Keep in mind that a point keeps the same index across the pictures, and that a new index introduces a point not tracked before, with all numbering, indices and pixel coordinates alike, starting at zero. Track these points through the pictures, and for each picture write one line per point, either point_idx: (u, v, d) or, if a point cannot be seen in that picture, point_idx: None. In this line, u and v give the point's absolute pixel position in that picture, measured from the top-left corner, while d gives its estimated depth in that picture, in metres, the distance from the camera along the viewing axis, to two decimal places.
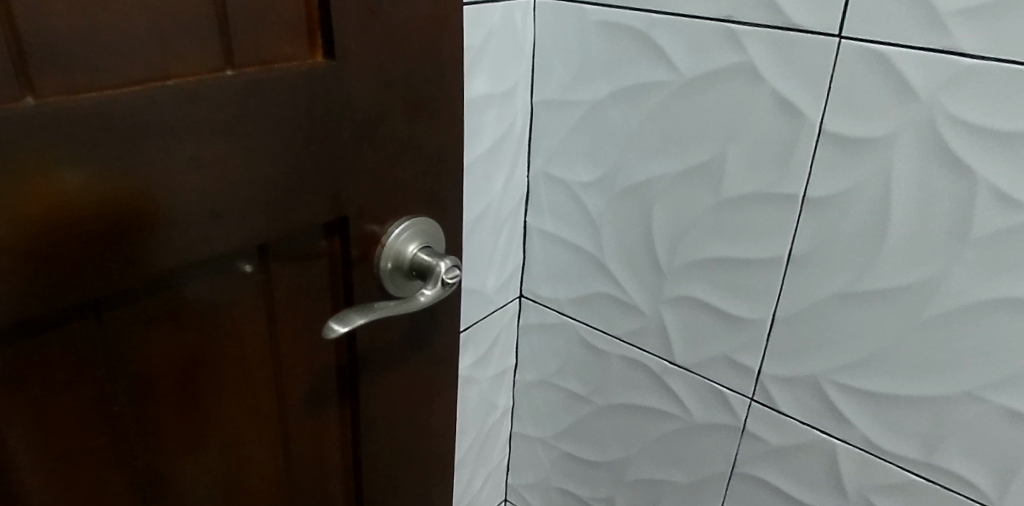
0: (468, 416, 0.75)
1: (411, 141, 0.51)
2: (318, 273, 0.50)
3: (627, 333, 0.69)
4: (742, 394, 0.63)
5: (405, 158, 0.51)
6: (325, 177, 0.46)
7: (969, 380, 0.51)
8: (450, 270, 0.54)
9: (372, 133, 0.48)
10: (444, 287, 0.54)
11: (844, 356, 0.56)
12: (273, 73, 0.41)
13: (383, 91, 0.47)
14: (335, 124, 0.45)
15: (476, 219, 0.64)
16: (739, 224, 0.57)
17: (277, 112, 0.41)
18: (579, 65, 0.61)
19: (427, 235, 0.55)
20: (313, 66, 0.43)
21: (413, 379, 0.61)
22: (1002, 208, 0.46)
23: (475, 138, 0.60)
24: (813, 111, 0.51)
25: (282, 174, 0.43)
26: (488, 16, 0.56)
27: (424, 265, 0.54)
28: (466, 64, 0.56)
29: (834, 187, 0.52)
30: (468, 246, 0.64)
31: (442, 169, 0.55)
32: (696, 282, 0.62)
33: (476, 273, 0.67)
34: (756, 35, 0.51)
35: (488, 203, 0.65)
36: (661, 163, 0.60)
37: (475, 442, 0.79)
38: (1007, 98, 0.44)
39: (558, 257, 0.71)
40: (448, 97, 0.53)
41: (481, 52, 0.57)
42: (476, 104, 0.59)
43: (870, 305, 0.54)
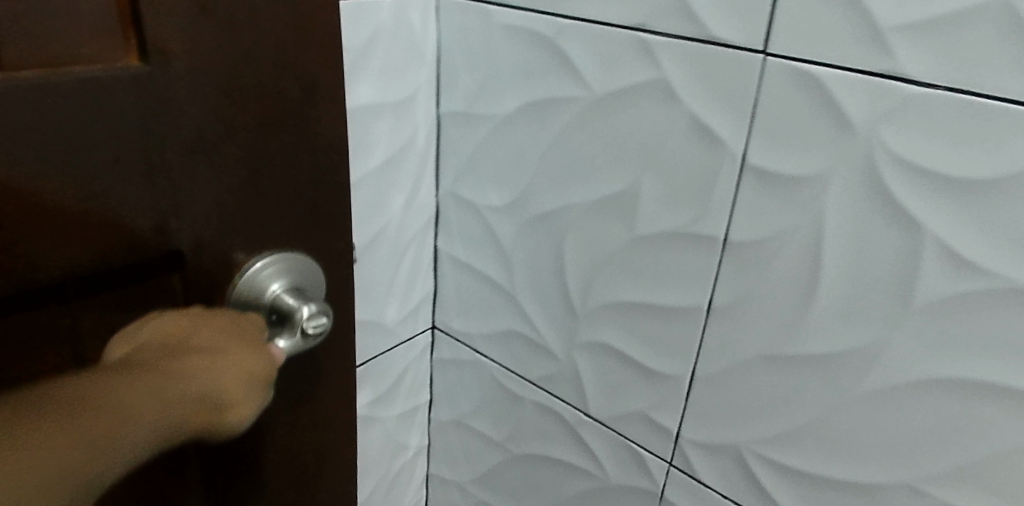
0: (370, 458, 0.68)
1: (288, 169, 0.36)
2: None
3: (541, 378, 0.61)
4: (660, 456, 0.55)
5: (282, 193, 0.36)
6: (157, 227, 0.31)
7: (911, 471, 0.42)
8: (313, 321, 0.37)
9: (227, 162, 0.32)
10: (307, 341, 0.38)
11: (770, 427, 0.47)
12: (46, 82, 0.25)
13: (239, 100, 0.32)
14: (165, 151, 0.30)
15: (367, 244, 0.56)
16: (653, 266, 0.49)
17: (61, 131, 0.26)
18: (483, 74, 0.53)
19: (299, 275, 0.38)
20: (124, 70, 0.27)
21: (310, 461, 0.46)
22: (955, 271, 0.37)
23: (363, 153, 0.52)
24: (734, 140, 0.42)
25: (80, 228, 0.28)
26: (374, 12, 0.48)
27: (280, 316, 0.37)
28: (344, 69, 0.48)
29: (759, 231, 0.43)
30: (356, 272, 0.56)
31: (336, 201, 0.40)
32: (611, 328, 0.54)
33: (371, 304, 0.59)
34: (670, 48, 0.43)
35: (383, 226, 0.57)
36: (573, 190, 0.52)
37: (381, 486, 0.71)
38: (962, 133, 0.35)
39: (471, 287, 0.63)
40: (341, 108, 0.38)
41: (366, 55, 0.49)
42: (361, 114, 0.51)
43: (796, 374, 0.45)
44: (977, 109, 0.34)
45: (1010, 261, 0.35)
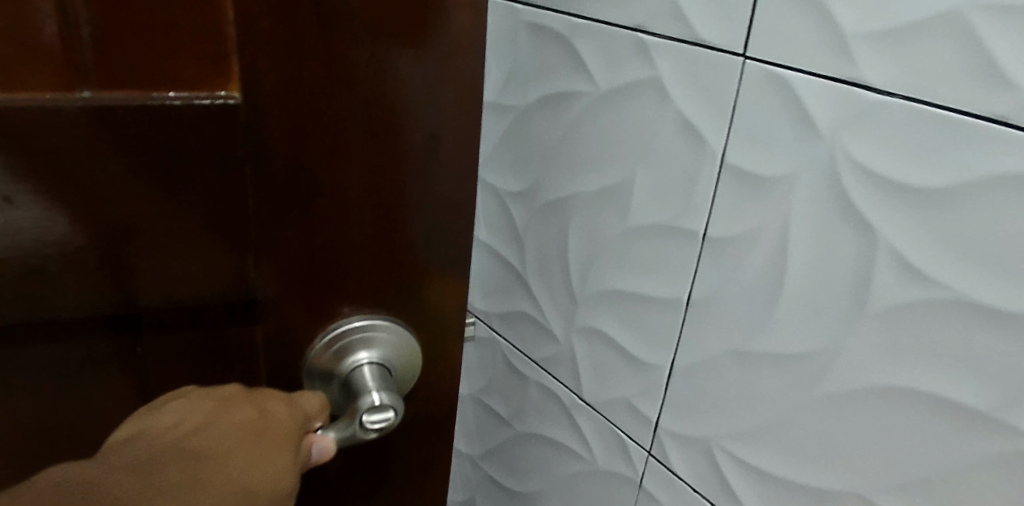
0: None
1: (368, 214, 0.37)
2: (231, 354, 0.37)
3: (544, 359, 0.65)
4: (640, 445, 0.57)
5: (362, 238, 0.37)
6: (225, 257, 0.33)
7: (859, 479, 0.42)
8: (376, 414, 0.39)
9: (309, 197, 0.35)
10: (362, 430, 0.39)
11: (736, 423, 0.48)
12: (145, 104, 0.28)
13: (332, 143, 0.34)
14: (248, 183, 0.32)
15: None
16: (640, 257, 0.52)
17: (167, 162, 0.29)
18: (512, 68, 0.59)
19: (386, 353, 0.41)
20: (220, 102, 0.30)
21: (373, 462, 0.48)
22: (905, 278, 0.37)
23: None
24: (714, 138, 0.44)
25: (162, 246, 0.31)
26: None
27: (357, 389, 0.40)
28: None
29: (732, 229, 0.45)
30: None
31: (430, 254, 0.40)
32: (604, 315, 0.57)
33: None
34: (663, 48, 0.45)
35: None
36: (578, 180, 0.55)
37: None
38: (923, 146, 0.35)
39: (492, 269, 0.68)
40: (445, 165, 0.38)
41: None
42: None
43: (759, 372, 0.46)
44: (935, 124, 0.34)
45: (958, 273, 0.35)
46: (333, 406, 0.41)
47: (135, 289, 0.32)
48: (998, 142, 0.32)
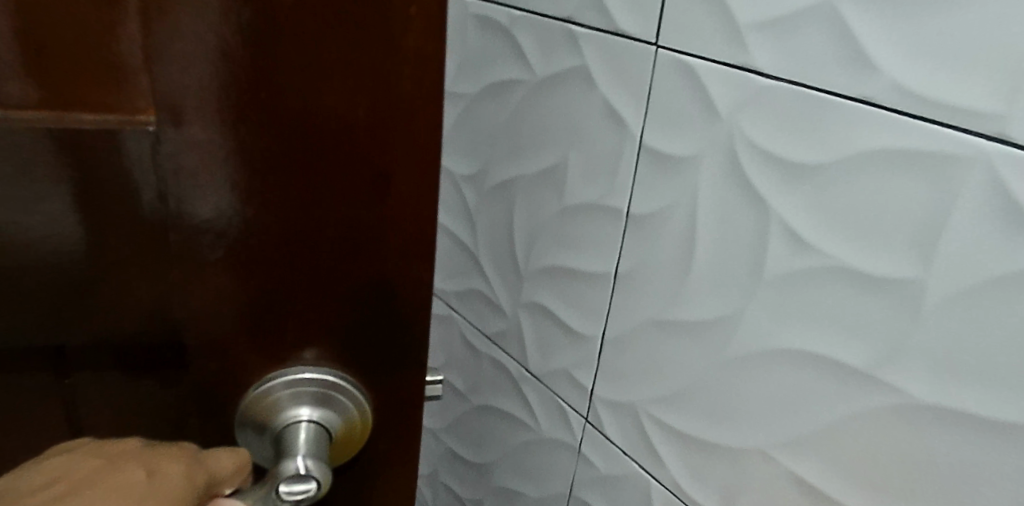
0: None
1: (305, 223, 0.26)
2: (166, 409, 0.28)
3: (495, 334, 0.69)
4: (578, 412, 0.61)
5: (307, 269, 0.27)
6: (144, 276, 0.25)
7: (759, 436, 0.45)
8: (296, 485, 0.26)
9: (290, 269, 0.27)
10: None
11: (658, 388, 0.52)
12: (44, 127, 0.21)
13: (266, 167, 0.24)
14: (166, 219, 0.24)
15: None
16: (575, 235, 0.56)
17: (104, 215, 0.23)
18: (462, 58, 0.62)
19: (334, 409, 0.30)
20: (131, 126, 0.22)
21: None
22: (792, 245, 0.40)
23: None
24: (634, 122, 0.48)
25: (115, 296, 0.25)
26: None
27: (286, 448, 0.28)
28: None
29: (650, 205, 0.48)
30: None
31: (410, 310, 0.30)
32: (545, 290, 0.61)
33: None
34: (589, 38, 0.49)
35: None
36: (521, 163, 0.59)
37: None
38: (804, 127, 0.37)
39: (450, 248, 0.72)
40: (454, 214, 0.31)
41: None
42: None
43: (676, 340, 0.49)
44: (812, 106, 0.37)
45: (834, 239, 0.37)
46: (263, 461, 0.30)
47: (74, 343, 0.26)
48: (868, 122, 0.35)
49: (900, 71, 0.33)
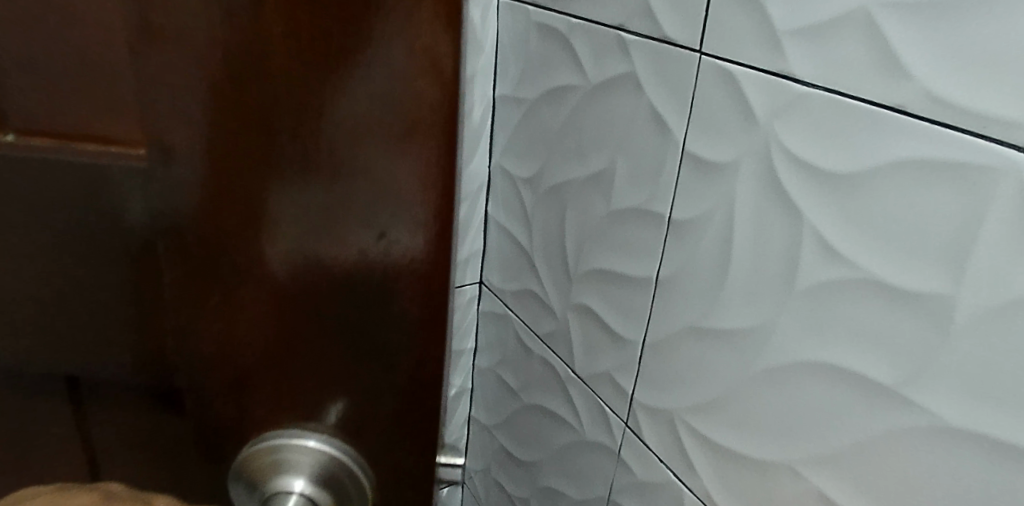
0: None
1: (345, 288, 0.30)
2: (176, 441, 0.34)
3: (546, 334, 0.70)
4: (618, 416, 0.61)
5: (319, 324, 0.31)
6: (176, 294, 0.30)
7: (790, 452, 0.44)
8: None
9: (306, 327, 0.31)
10: None
11: (693, 395, 0.52)
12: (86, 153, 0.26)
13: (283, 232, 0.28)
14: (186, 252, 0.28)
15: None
16: (620, 239, 0.56)
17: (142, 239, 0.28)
18: (524, 64, 0.64)
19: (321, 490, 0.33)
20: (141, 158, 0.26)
21: None
22: (824, 257, 0.39)
23: None
24: (677, 127, 0.48)
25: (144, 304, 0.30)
26: None
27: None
28: None
29: (690, 211, 0.48)
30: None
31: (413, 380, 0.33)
32: (591, 292, 0.61)
33: None
34: (638, 45, 0.50)
35: None
36: (573, 167, 0.60)
37: None
38: (838, 135, 0.37)
39: (508, 248, 0.74)
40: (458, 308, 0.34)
41: None
42: None
43: (712, 348, 0.49)
44: (846, 113, 0.36)
45: (866, 252, 0.37)
46: None
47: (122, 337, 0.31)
48: (900, 130, 0.34)
49: (934, 79, 0.32)
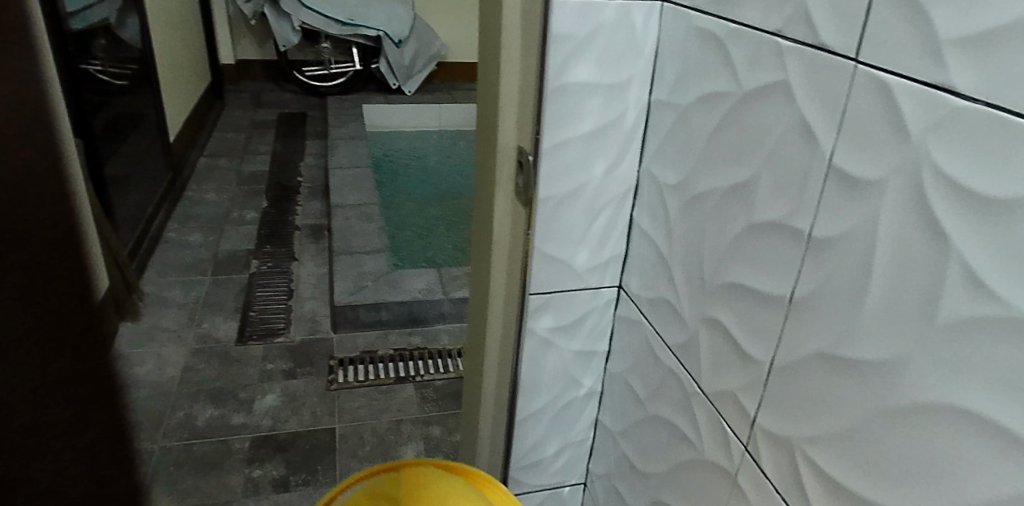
0: (542, 380, 0.75)
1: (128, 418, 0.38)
2: None
3: (677, 346, 0.64)
4: (739, 438, 0.57)
5: None
6: None
7: (913, 499, 0.40)
8: None
9: None
10: None
11: (817, 426, 0.48)
12: None
13: None
14: None
15: (567, 196, 0.64)
16: (762, 253, 0.52)
17: None
18: (681, 68, 0.59)
19: None
20: None
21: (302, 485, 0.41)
22: (971, 290, 0.35)
23: (572, 122, 0.61)
24: (826, 140, 0.45)
25: None
26: (600, 10, 0.57)
27: None
28: (555, 57, 0.57)
29: (834, 229, 0.45)
30: (544, 219, 0.64)
31: None
32: (723, 306, 0.57)
33: (562, 245, 0.66)
34: (795, 52, 0.47)
35: (583, 184, 0.64)
36: (723, 175, 0.55)
37: (548, 411, 0.78)
38: (995, 156, 0.33)
39: (646, 253, 0.67)
40: None
41: (586, 44, 0.58)
42: (572, 90, 0.60)
43: (841, 378, 0.45)
44: (1007, 131, 0.32)
45: (1014, 289, 0.33)
46: None
47: None
48: None
49: None
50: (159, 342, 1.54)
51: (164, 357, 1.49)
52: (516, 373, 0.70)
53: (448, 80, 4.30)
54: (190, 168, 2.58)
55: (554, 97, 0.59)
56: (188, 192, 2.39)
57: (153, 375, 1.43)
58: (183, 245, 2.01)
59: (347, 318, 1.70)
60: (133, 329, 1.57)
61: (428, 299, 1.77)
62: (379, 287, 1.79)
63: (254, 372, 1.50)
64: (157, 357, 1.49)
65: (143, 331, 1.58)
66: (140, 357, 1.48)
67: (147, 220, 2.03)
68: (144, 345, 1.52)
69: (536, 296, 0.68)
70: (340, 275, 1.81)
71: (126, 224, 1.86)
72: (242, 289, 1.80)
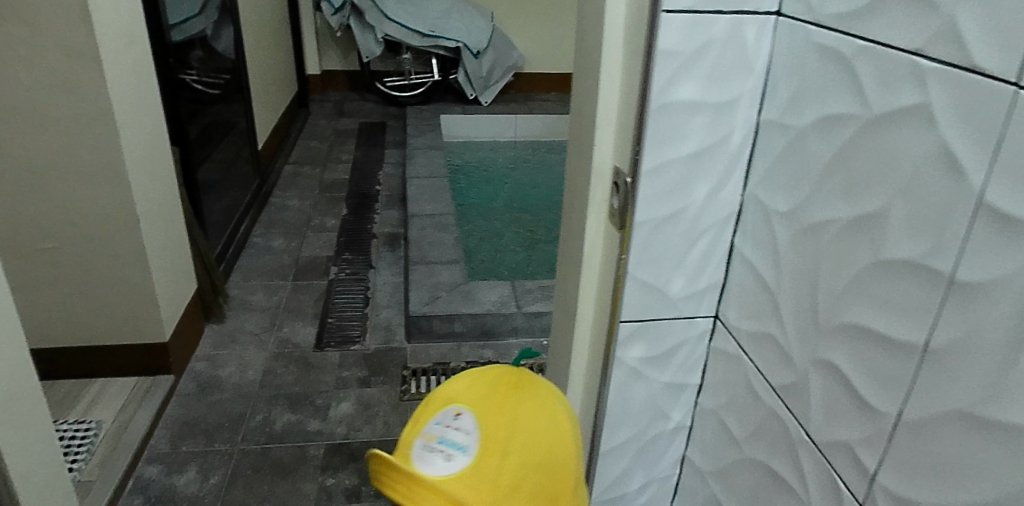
0: (629, 413, 0.71)
1: None
2: None
3: (781, 387, 0.59)
4: (855, 494, 0.52)
5: None
6: None
7: None
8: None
9: None
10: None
11: (956, 493, 0.42)
12: None
13: None
14: None
15: (666, 221, 0.60)
16: (891, 293, 0.46)
17: None
18: (796, 87, 0.54)
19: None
20: None
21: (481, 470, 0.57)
22: None
23: (675, 143, 0.57)
24: (976, 173, 0.39)
25: None
26: (709, 25, 0.53)
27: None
28: (660, 75, 0.54)
29: (983, 273, 0.39)
30: (641, 244, 0.60)
31: None
32: (840, 348, 0.52)
33: (658, 272, 0.63)
34: (939, 73, 0.41)
35: (683, 208, 0.60)
36: (845, 205, 0.50)
37: (633, 445, 0.74)
38: None
39: (748, 284, 0.62)
40: None
41: (693, 61, 0.54)
42: (676, 110, 0.56)
43: (989, 443, 0.40)
44: None
45: None
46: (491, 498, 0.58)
47: None
48: None
49: None
50: (243, 345, 1.59)
51: (246, 360, 1.54)
52: (600, 405, 0.68)
53: (524, 91, 4.30)
54: (276, 175, 2.68)
55: (659, 115, 0.56)
56: (273, 199, 2.49)
57: (236, 377, 1.47)
58: (267, 250, 2.08)
59: (421, 328, 1.71)
60: (219, 331, 1.63)
61: (501, 312, 1.76)
62: (453, 297, 1.79)
63: (331, 378, 1.52)
64: (240, 360, 1.54)
65: (227, 333, 1.63)
66: (225, 359, 1.53)
67: (235, 225, 2.11)
68: (228, 347, 1.58)
69: (628, 324, 0.65)
70: (415, 284, 1.83)
71: (216, 229, 1.94)
72: (321, 295, 1.84)
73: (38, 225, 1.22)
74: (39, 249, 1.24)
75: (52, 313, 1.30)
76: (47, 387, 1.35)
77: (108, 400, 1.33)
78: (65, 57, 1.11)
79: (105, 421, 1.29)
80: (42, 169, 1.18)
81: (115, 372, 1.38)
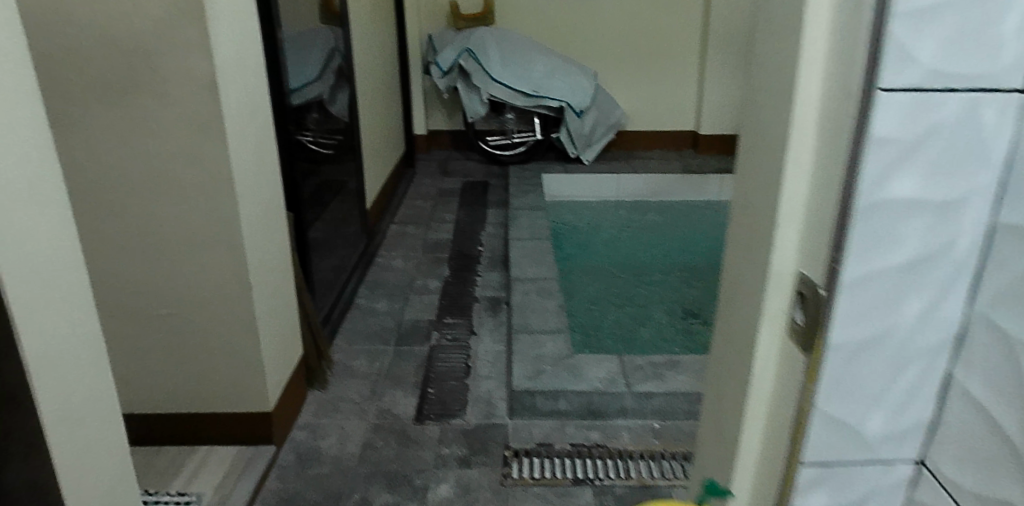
0: None
1: None
2: None
3: None
4: None
5: None
6: None
7: None
8: None
9: None
10: None
11: None
12: None
13: None
14: None
15: (863, 345, 0.47)
16: None
17: None
18: None
19: None
20: None
21: None
22: None
23: (883, 251, 0.44)
24: None
25: None
26: (941, 103, 0.40)
27: None
28: (869, 169, 0.41)
29: None
30: (837, 377, 0.47)
31: None
32: None
33: (850, 406, 0.49)
34: None
35: (887, 330, 0.46)
36: None
37: None
38: None
39: (977, 437, 0.46)
40: None
41: (914, 149, 0.41)
42: (886, 210, 0.42)
43: None
44: None
45: None
46: None
47: None
48: None
49: None
50: (343, 414, 1.55)
51: (346, 431, 1.50)
52: None
53: (626, 149, 4.22)
54: (382, 234, 2.72)
55: (866, 218, 0.42)
56: (379, 259, 2.51)
57: (335, 449, 1.43)
58: (370, 312, 2.07)
59: (524, 405, 1.61)
60: (322, 398, 1.61)
61: (610, 391, 1.63)
62: (558, 372, 1.68)
63: (430, 456, 1.44)
64: (340, 431, 1.49)
65: (328, 401, 1.60)
66: (325, 429, 1.50)
67: (342, 286, 2.13)
68: (329, 416, 1.54)
69: (806, 467, 0.51)
70: (518, 356, 1.74)
71: (323, 291, 1.96)
72: (422, 362, 1.79)
73: (160, 293, 1.24)
74: (158, 316, 1.26)
75: (166, 379, 1.31)
76: (156, 453, 1.35)
77: (210, 469, 1.32)
78: (193, 131, 1.14)
79: (205, 494, 1.26)
80: (167, 239, 1.21)
81: (220, 440, 1.37)
